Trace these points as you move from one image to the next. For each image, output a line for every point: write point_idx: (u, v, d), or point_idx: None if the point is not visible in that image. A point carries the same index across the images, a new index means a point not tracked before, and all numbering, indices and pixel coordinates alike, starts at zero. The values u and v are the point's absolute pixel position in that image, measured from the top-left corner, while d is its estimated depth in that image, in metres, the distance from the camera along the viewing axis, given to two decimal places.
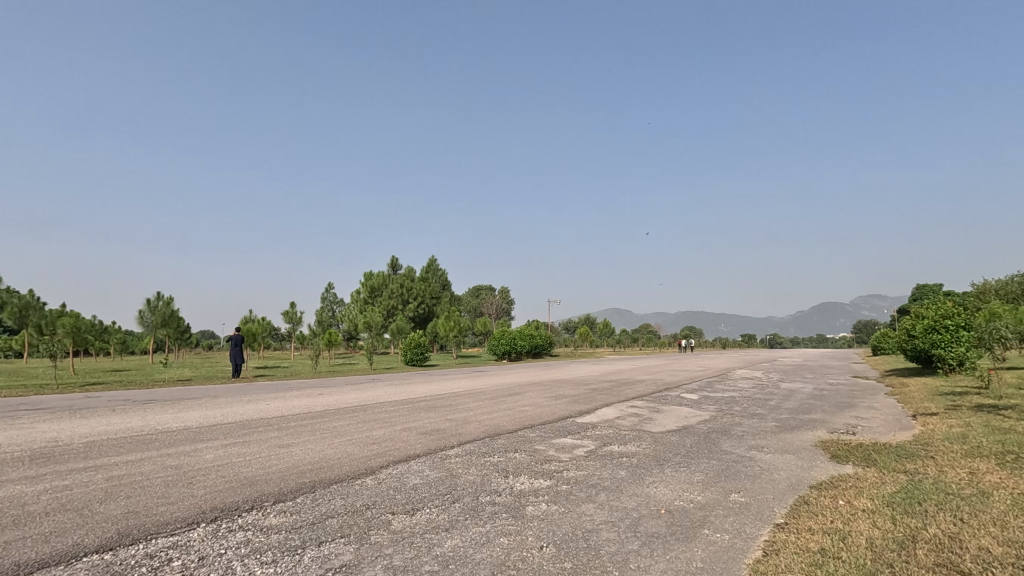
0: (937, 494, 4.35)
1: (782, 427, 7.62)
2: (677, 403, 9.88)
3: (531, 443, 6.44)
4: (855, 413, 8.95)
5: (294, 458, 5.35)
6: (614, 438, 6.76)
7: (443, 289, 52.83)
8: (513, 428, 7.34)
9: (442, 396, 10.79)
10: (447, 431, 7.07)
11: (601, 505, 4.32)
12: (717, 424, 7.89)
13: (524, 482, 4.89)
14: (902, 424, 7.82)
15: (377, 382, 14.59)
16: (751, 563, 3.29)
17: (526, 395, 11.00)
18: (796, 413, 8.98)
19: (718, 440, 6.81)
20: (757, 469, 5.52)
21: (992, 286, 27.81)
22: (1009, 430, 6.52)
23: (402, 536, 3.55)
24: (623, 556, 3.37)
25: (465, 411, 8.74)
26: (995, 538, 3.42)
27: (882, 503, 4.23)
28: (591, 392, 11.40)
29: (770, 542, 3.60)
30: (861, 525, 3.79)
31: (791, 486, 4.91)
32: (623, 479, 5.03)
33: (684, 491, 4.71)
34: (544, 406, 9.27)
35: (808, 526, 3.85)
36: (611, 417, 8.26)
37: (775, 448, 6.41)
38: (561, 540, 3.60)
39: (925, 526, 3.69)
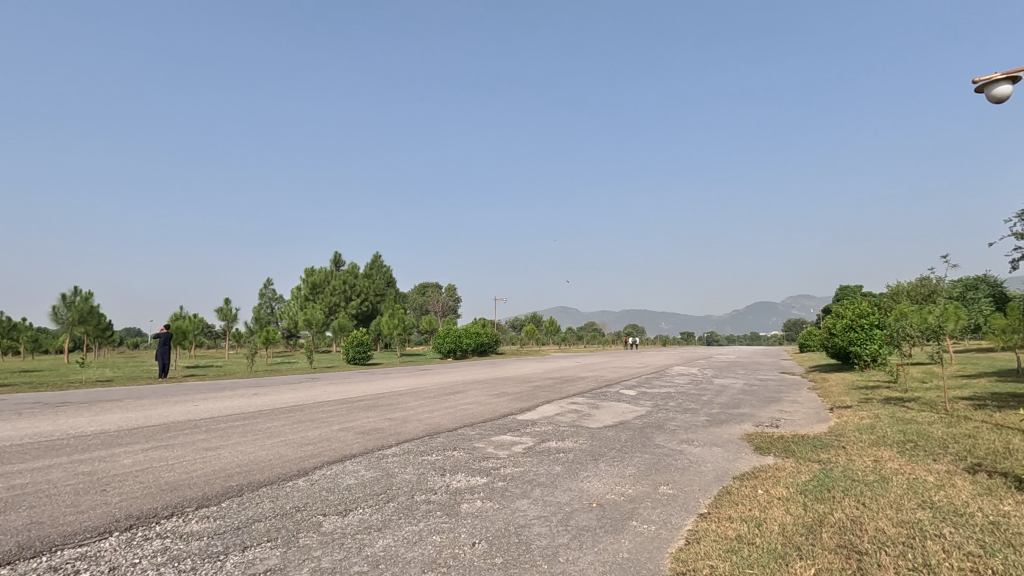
0: (844, 481, 4.69)
1: (712, 422, 8.00)
2: (616, 400, 10.16)
3: (471, 441, 6.45)
4: (779, 407, 9.51)
5: (221, 461, 5.14)
6: (552, 435, 6.89)
7: (388, 287, 51.84)
8: (453, 426, 7.35)
9: (382, 395, 10.63)
10: (386, 430, 6.98)
11: (535, 501, 4.40)
12: (652, 419, 8.18)
13: (460, 480, 4.90)
14: (820, 417, 8.36)
15: (316, 381, 14.19)
16: (673, 552, 3.44)
17: (469, 393, 11.04)
18: (727, 407, 9.46)
19: (651, 434, 7.08)
20: (686, 461, 5.77)
21: (903, 287, 30.04)
22: (911, 421, 7.09)
23: (332, 538, 3.49)
24: (552, 550, 3.45)
25: (406, 410, 8.65)
26: (891, 520, 3.72)
27: (796, 490, 4.53)
28: (533, 390, 11.53)
29: (692, 532, 3.78)
30: (775, 512, 4.04)
31: (716, 477, 5.17)
32: (558, 475, 5.15)
33: (616, 484, 4.88)
34: (485, 404, 9.33)
35: (727, 514, 4.06)
36: (552, 414, 8.42)
37: (704, 441, 6.73)
38: (493, 536, 3.65)
39: (831, 510, 3.98)
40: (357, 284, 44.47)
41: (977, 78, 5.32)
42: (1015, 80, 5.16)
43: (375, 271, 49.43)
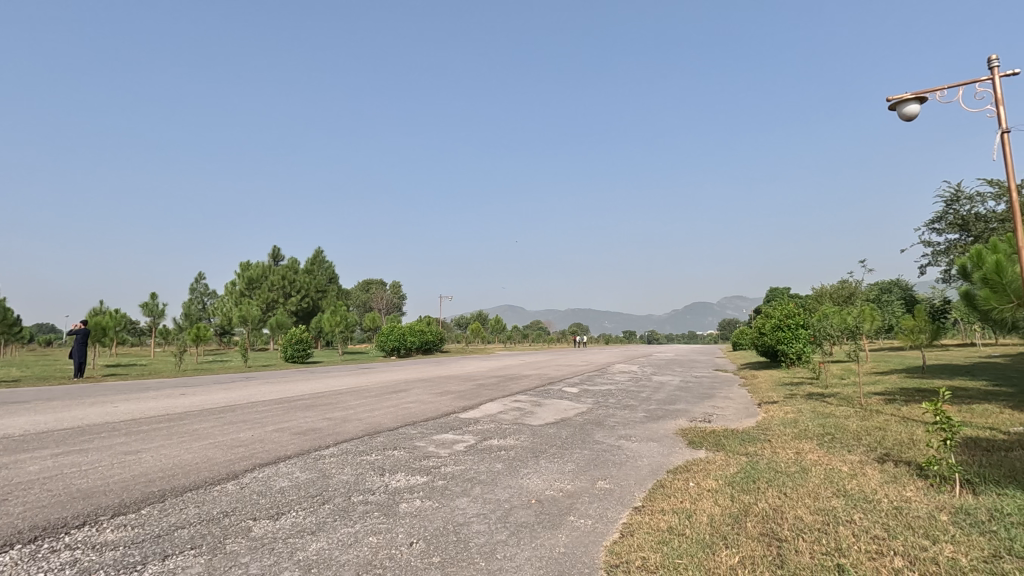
0: (769, 473, 4.96)
1: (649, 418, 8.26)
2: (558, 397, 10.30)
3: (412, 440, 6.38)
4: (712, 403, 9.93)
5: (142, 466, 4.84)
6: (494, 433, 6.90)
7: (329, 283, 50.33)
8: (394, 425, 7.24)
9: (321, 395, 10.32)
10: (323, 430, 6.79)
11: (475, 499, 4.40)
12: (593, 416, 8.34)
13: (400, 480, 4.83)
14: (749, 412, 8.79)
15: (250, 381, 13.61)
16: (608, 546, 3.53)
17: (412, 391, 10.92)
18: (663, 404, 9.79)
19: (591, 430, 7.25)
20: (623, 457, 5.94)
21: (826, 289, 32.04)
22: (829, 415, 7.59)
23: (262, 543, 3.36)
24: (490, 547, 3.46)
25: (346, 409, 8.44)
26: (808, 508, 3.97)
27: (725, 482, 4.75)
28: (476, 388, 11.52)
29: (626, 525, 3.89)
30: (704, 504, 4.21)
31: (651, 471, 5.35)
32: (498, 472, 5.17)
33: (555, 481, 4.95)
34: (428, 403, 9.26)
35: (660, 507, 4.21)
36: (495, 412, 8.44)
37: (641, 436, 6.93)
38: (431, 535, 3.62)
39: (757, 501, 4.20)
40: (297, 280, 42.93)
41: (891, 97, 5.73)
42: (922, 100, 5.61)
43: (316, 266, 47.85)
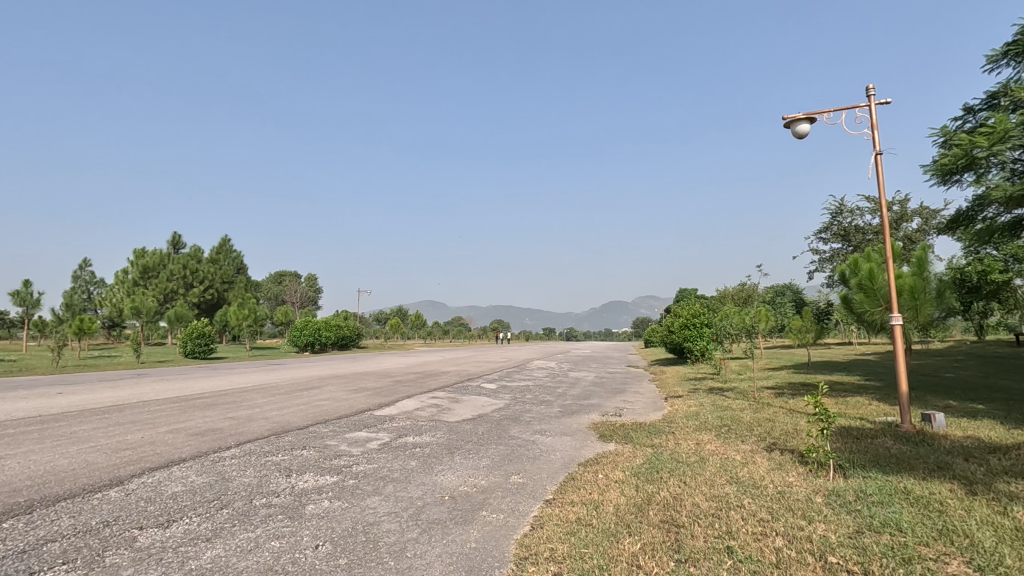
0: (671, 463, 5.27)
1: (564, 413, 8.48)
2: (476, 393, 10.34)
3: (322, 439, 6.15)
4: (623, 398, 10.38)
5: (4, 474, 4.31)
6: (409, 430, 6.81)
7: (236, 274, 47.26)
8: (304, 424, 6.95)
9: (224, 393, 9.69)
10: (225, 430, 6.39)
11: (386, 497, 4.32)
12: (509, 411, 8.46)
13: (307, 480, 4.63)
14: (656, 406, 9.28)
15: (143, 378, 12.49)
16: (518, 539, 3.59)
17: (325, 389, 10.52)
18: (578, 399, 10.09)
19: (507, 426, 7.32)
20: (537, 451, 6.06)
21: (729, 290, 34.41)
22: (727, 408, 8.17)
23: (148, 554, 3.11)
24: (400, 545, 3.42)
25: (252, 408, 7.98)
26: (705, 495, 4.25)
27: (631, 473, 4.99)
28: (393, 385, 11.30)
29: (537, 517, 3.97)
30: (611, 495, 4.40)
31: (563, 465, 5.51)
32: (412, 470, 5.10)
33: (469, 477, 4.97)
34: (342, 400, 8.96)
35: (570, 499, 4.34)
36: (411, 408, 8.32)
37: (556, 431, 7.11)
38: (339, 536, 3.52)
39: (659, 490, 4.44)
40: (200, 270, 39.92)
41: (787, 114, 6.24)
42: (812, 120, 6.16)
43: (222, 256, 44.83)
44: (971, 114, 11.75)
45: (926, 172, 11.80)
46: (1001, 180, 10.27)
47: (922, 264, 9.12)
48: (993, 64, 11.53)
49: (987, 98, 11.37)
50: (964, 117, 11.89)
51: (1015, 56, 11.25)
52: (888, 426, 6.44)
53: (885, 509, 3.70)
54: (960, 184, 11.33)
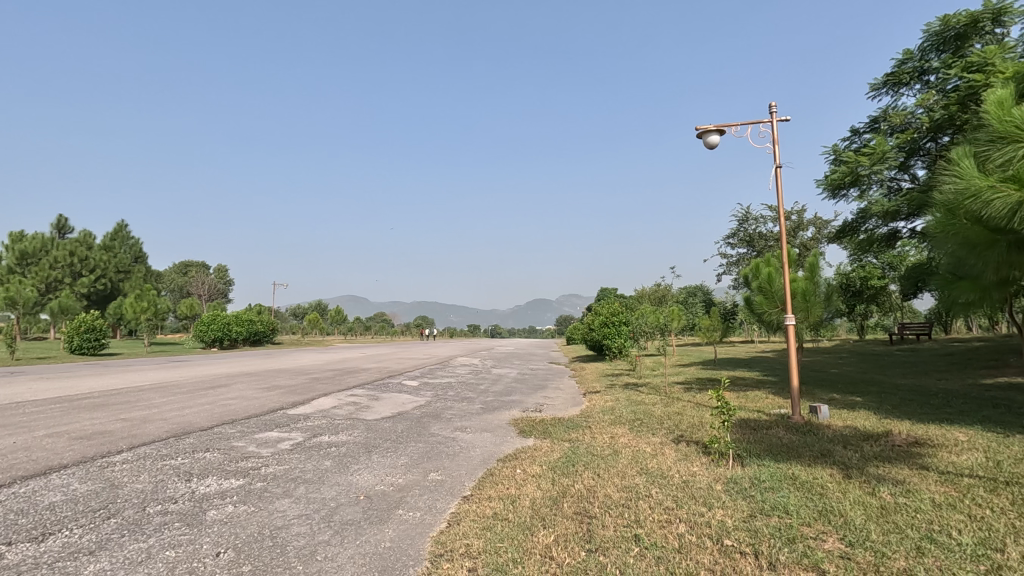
0: (586, 456, 5.45)
1: (485, 409, 8.53)
2: (397, 391, 10.16)
3: (228, 440, 5.79)
4: (544, 394, 10.60)
5: None
6: (324, 429, 6.57)
7: (134, 263, 43.43)
8: (208, 425, 6.52)
9: (116, 392, 8.88)
10: (116, 433, 5.86)
11: (297, 499, 4.15)
12: (430, 408, 8.39)
13: (210, 485, 4.35)
14: (575, 401, 9.54)
15: (19, 376, 11.20)
16: (434, 536, 3.57)
17: (234, 387, 9.93)
18: (500, 396, 10.18)
19: (427, 423, 7.26)
20: (457, 448, 6.06)
21: (645, 289, 36.01)
22: (640, 402, 8.57)
23: (17, 572, 2.79)
24: (309, 549, 3.30)
25: (148, 409, 7.37)
26: (616, 486, 4.43)
27: (548, 467, 5.11)
28: (309, 383, 10.85)
29: (454, 514, 3.97)
30: (528, 489, 4.49)
31: (482, 461, 5.54)
32: (326, 470, 4.93)
33: (386, 475, 4.88)
34: (252, 399, 8.48)
35: (487, 495, 4.38)
36: (327, 407, 8.05)
37: (476, 428, 7.14)
38: (243, 542, 3.34)
39: (574, 483, 4.57)
40: (90, 258, 36.40)
41: (700, 126, 6.61)
42: (722, 132, 6.58)
43: (117, 243, 41.01)
44: (857, 135, 13.02)
45: (819, 186, 12.93)
46: (880, 196, 11.50)
47: (814, 270, 9.99)
48: (876, 91, 12.82)
49: (870, 121, 12.65)
50: (850, 138, 13.16)
51: (893, 86, 12.58)
52: (781, 418, 7.02)
53: (775, 494, 4.04)
54: (847, 198, 12.53)
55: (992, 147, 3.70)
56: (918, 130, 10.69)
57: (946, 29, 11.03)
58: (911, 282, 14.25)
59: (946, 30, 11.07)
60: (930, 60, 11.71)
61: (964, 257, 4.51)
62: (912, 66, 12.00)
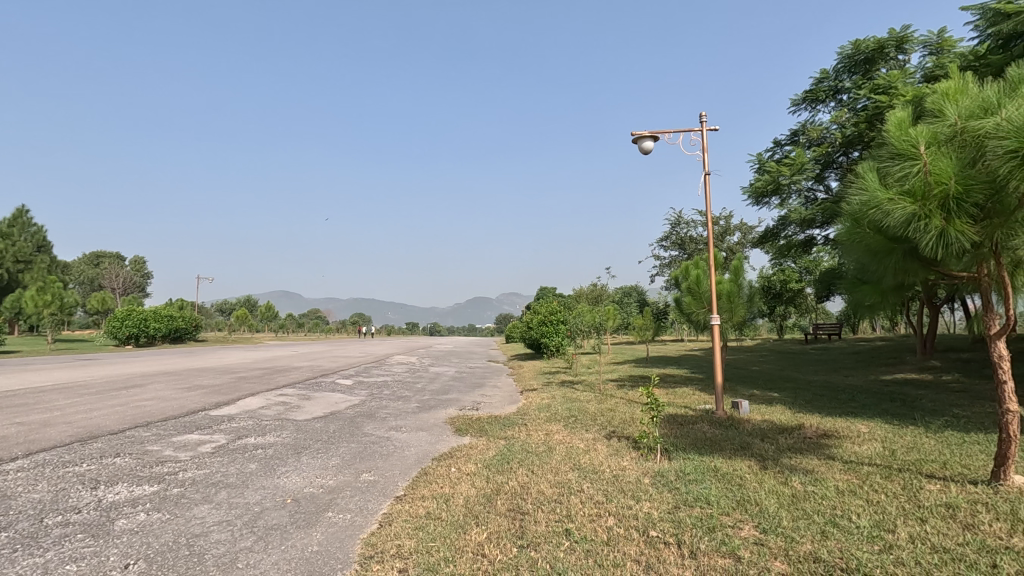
0: (521, 454, 5.50)
1: (421, 408, 8.44)
2: (329, 390, 9.86)
3: (142, 444, 5.42)
4: (481, 392, 10.61)
5: None
6: (250, 431, 6.28)
7: (36, 252, 39.74)
8: (119, 428, 6.07)
9: (12, 394, 8.09)
10: (10, 438, 5.35)
11: (217, 505, 3.94)
12: (364, 408, 8.20)
13: (120, 492, 4.06)
14: (512, 399, 9.62)
15: None
16: (364, 538, 3.49)
17: (150, 387, 9.29)
18: (436, 394, 10.10)
19: (361, 423, 7.09)
20: (391, 448, 5.96)
21: (584, 289, 36.76)
22: (575, 400, 8.75)
23: None
24: (230, 557, 3.14)
25: (49, 411, 6.77)
26: (549, 483, 4.51)
27: (483, 465, 5.12)
28: (235, 382, 10.33)
29: (386, 515, 3.90)
30: (462, 487, 4.48)
31: (416, 460, 5.48)
32: (250, 473, 4.71)
33: (316, 477, 4.72)
34: (170, 400, 7.97)
35: (420, 494, 4.33)
36: (254, 407, 7.70)
37: (411, 427, 7.05)
38: (156, 552, 3.14)
39: (508, 480, 4.60)
40: None
41: (636, 131, 6.83)
42: (655, 139, 6.82)
43: (15, 231, 37.37)
44: (778, 147, 13.86)
45: (745, 194, 13.65)
46: (798, 205, 12.30)
47: (738, 272, 10.53)
48: (795, 107, 13.69)
49: (790, 134, 13.50)
50: (773, 149, 14.00)
51: (810, 102, 13.49)
52: (706, 413, 7.37)
53: (698, 486, 4.24)
54: (769, 206, 13.32)
55: (892, 163, 4.06)
56: (832, 145, 11.51)
57: (857, 53, 11.94)
58: (824, 285, 15.34)
59: (857, 53, 11.98)
60: (843, 81, 12.64)
61: (867, 263, 4.91)
62: (828, 85, 12.91)
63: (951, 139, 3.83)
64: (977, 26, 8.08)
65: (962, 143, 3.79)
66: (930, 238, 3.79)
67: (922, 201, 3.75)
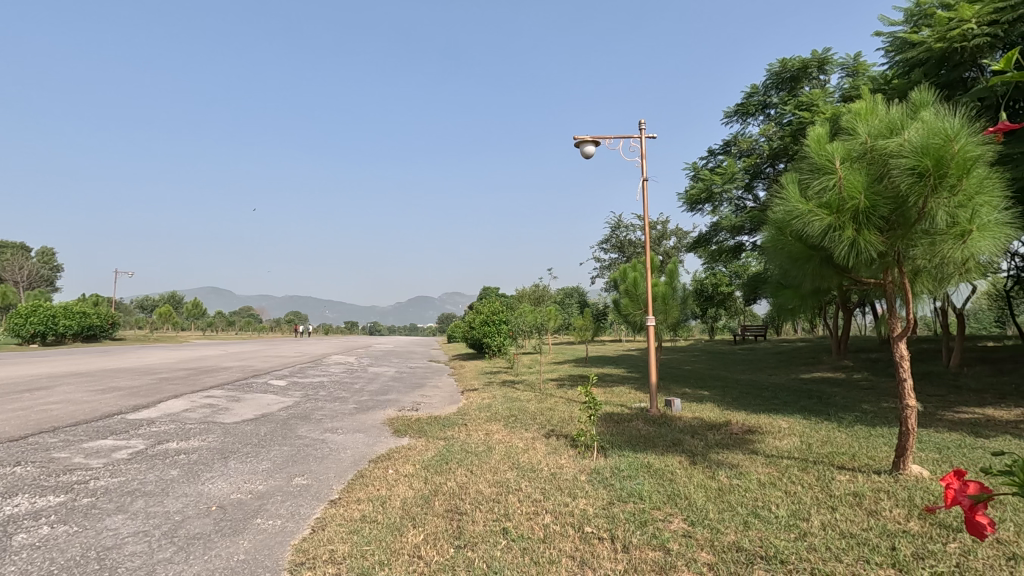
0: (460, 454, 5.47)
1: (359, 409, 8.24)
2: (261, 391, 9.45)
3: (47, 451, 4.99)
4: (422, 392, 10.49)
5: None
6: (172, 435, 5.92)
7: None
8: (21, 434, 5.56)
9: None
10: None
11: (133, 515, 3.69)
12: (298, 410, 7.91)
13: (20, 504, 3.72)
14: (452, 400, 9.56)
15: None
16: (295, 544, 3.37)
17: (58, 389, 8.57)
18: (375, 395, 9.90)
19: (294, 425, 6.83)
20: (326, 450, 5.78)
21: (526, 290, 37.08)
22: (515, 399, 8.81)
23: None
24: (145, 569, 2.95)
25: None
26: (488, 482, 4.51)
27: (421, 467, 5.05)
28: (156, 383, 9.70)
29: (319, 519, 3.78)
30: (399, 489, 4.40)
31: (353, 463, 5.35)
32: (171, 481, 4.44)
33: (244, 483, 4.51)
34: (81, 403, 7.39)
35: (356, 497, 4.23)
36: (177, 410, 7.26)
37: (348, 429, 6.86)
38: (60, 568, 2.90)
39: (447, 481, 4.57)
40: None
41: (579, 136, 6.97)
42: (597, 144, 6.98)
43: None
44: (713, 156, 14.51)
45: (681, 200, 14.20)
46: (728, 212, 12.94)
47: (673, 275, 10.94)
48: (728, 119, 14.38)
49: (723, 145, 14.15)
50: (707, 158, 14.64)
51: (742, 115, 14.20)
52: (641, 411, 7.61)
53: (631, 482, 4.37)
54: (703, 212, 13.92)
55: (812, 176, 4.34)
56: (761, 157, 12.17)
57: (784, 71, 12.68)
58: (751, 289, 16.20)
59: (784, 71, 12.72)
60: (772, 96, 13.39)
61: (789, 269, 5.23)
62: (757, 100, 13.64)
63: (862, 156, 4.15)
64: (887, 52, 8.76)
65: (871, 160, 4.13)
66: (843, 247, 4.08)
67: (837, 213, 4.04)
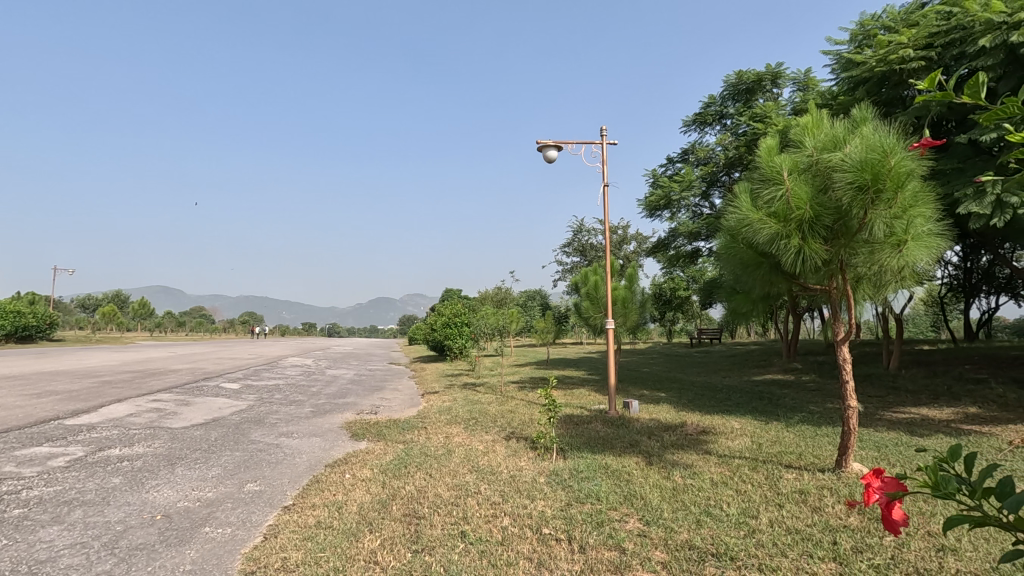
0: (419, 458, 5.42)
1: (316, 413, 8.05)
2: (212, 394, 9.12)
3: None
4: (381, 395, 10.35)
5: None
6: (115, 441, 5.64)
7: None
8: None
9: None
10: None
11: (70, 525, 3.50)
12: (252, 413, 7.67)
13: None
14: (412, 402, 9.46)
15: None
16: (246, 552, 3.27)
17: None
18: (333, 398, 9.70)
19: (247, 430, 6.62)
20: (280, 455, 5.63)
21: (489, 292, 37.08)
22: (476, 402, 8.79)
23: None
24: None
25: None
26: (447, 485, 4.49)
27: (379, 471, 4.98)
28: (98, 387, 9.24)
29: (271, 526, 3.68)
30: (355, 494, 4.32)
31: (308, 467, 5.22)
32: (113, 489, 4.23)
33: (192, 490, 4.34)
34: (14, 408, 6.96)
35: (310, 503, 4.13)
36: (121, 414, 6.93)
37: (304, 433, 6.70)
38: None
39: (405, 485, 4.52)
40: None
41: (541, 141, 7.02)
42: (559, 149, 7.06)
43: None
44: (671, 164, 14.87)
45: (641, 206, 14.48)
46: (686, 219, 13.28)
47: (632, 280, 11.14)
48: (687, 128, 14.76)
49: (682, 153, 14.53)
50: (666, 166, 14.99)
51: (700, 124, 14.61)
52: (600, 413, 7.71)
53: (589, 483, 4.43)
54: (662, 218, 14.23)
55: (762, 186, 4.52)
56: (717, 165, 12.55)
57: (739, 82, 13.12)
58: (707, 294, 16.66)
59: (739, 83, 13.16)
60: (728, 107, 13.83)
61: (740, 275, 5.42)
62: (714, 110, 14.05)
63: (809, 168, 4.35)
64: (833, 70, 9.17)
65: (816, 172, 4.33)
66: (790, 255, 4.27)
67: (785, 222, 4.22)
